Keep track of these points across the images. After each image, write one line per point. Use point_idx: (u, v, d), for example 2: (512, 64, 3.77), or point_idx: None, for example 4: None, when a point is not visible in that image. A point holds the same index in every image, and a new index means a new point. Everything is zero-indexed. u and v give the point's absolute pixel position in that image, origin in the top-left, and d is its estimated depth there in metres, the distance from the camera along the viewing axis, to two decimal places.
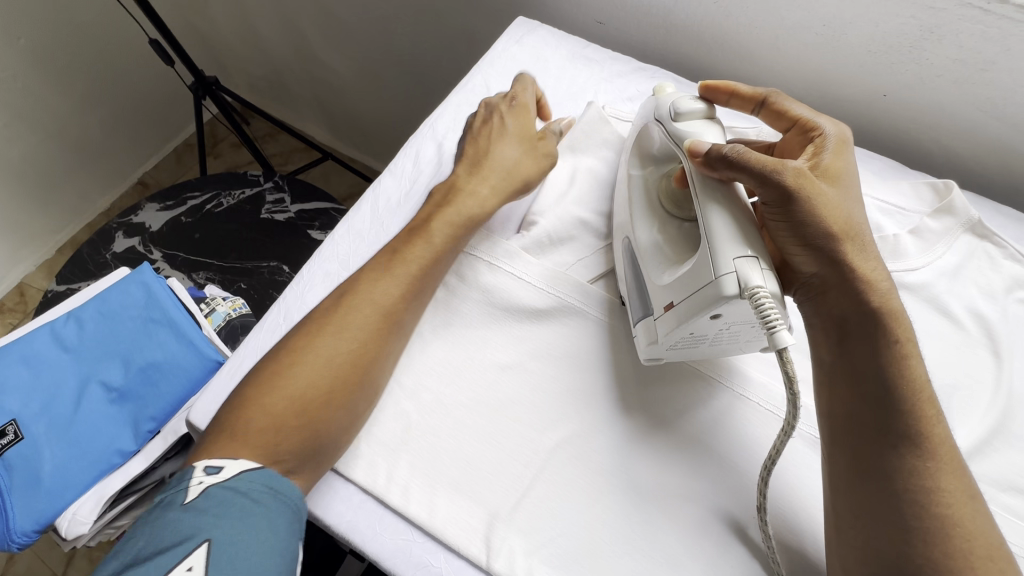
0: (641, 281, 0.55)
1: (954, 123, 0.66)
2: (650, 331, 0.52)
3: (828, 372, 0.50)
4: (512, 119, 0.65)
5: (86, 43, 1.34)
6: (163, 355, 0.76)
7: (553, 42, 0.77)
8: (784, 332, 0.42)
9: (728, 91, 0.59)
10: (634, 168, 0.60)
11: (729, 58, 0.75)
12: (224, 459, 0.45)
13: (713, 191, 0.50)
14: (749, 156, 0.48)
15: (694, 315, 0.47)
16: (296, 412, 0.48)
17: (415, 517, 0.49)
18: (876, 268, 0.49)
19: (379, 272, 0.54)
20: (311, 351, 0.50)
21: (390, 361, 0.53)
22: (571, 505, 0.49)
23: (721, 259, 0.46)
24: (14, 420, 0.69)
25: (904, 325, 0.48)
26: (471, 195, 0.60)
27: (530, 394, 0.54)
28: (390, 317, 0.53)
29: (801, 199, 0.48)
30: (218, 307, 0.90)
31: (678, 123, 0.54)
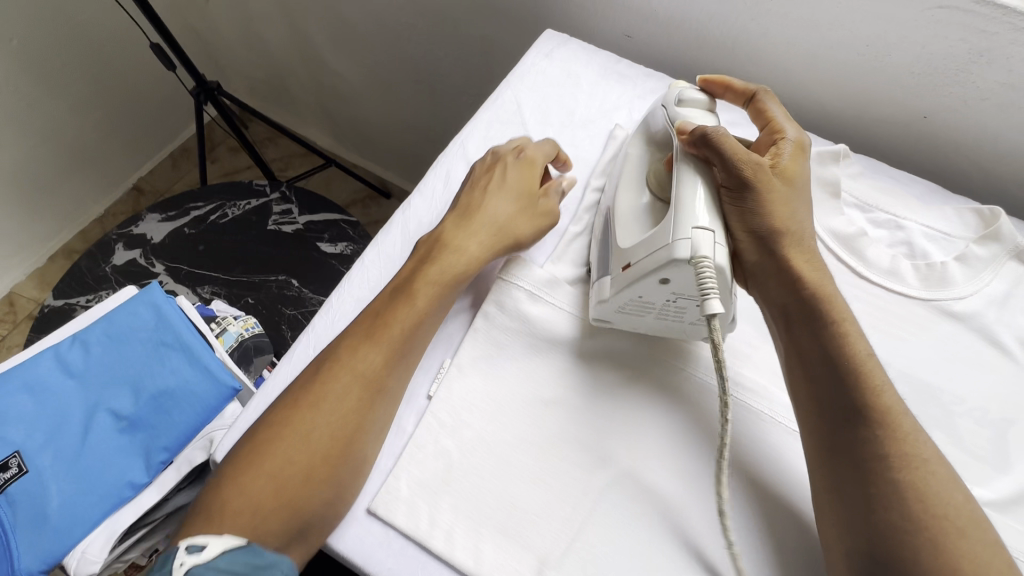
0: (608, 245, 0.55)
1: (996, 146, 0.65)
2: (603, 289, 0.52)
3: (786, 361, 0.49)
4: (514, 170, 0.61)
5: (80, 45, 1.29)
6: (177, 381, 0.72)
7: (583, 58, 0.75)
8: (715, 302, 0.43)
9: (722, 83, 0.59)
10: (636, 147, 0.60)
11: (763, 75, 0.73)
12: (207, 535, 0.42)
13: (693, 166, 0.50)
14: (726, 140, 0.49)
15: (643, 275, 0.47)
16: (279, 491, 0.45)
17: (460, 565, 0.47)
18: (810, 261, 0.50)
19: (361, 337, 0.51)
20: (290, 429, 0.47)
21: (374, 433, 0.49)
22: (624, 549, 0.47)
23: (681, 225, 0.46)
24: (17, 452, 0.65)
25: (842, 308, 0.48)
26: (457, 251, 0.56)
27: (577, 428, 0.52)
28: (372, 386, 0.49)
29: (756, 190, 0.50)
30: (229, 327, 0.87)
31: (680, 107, 0.55)
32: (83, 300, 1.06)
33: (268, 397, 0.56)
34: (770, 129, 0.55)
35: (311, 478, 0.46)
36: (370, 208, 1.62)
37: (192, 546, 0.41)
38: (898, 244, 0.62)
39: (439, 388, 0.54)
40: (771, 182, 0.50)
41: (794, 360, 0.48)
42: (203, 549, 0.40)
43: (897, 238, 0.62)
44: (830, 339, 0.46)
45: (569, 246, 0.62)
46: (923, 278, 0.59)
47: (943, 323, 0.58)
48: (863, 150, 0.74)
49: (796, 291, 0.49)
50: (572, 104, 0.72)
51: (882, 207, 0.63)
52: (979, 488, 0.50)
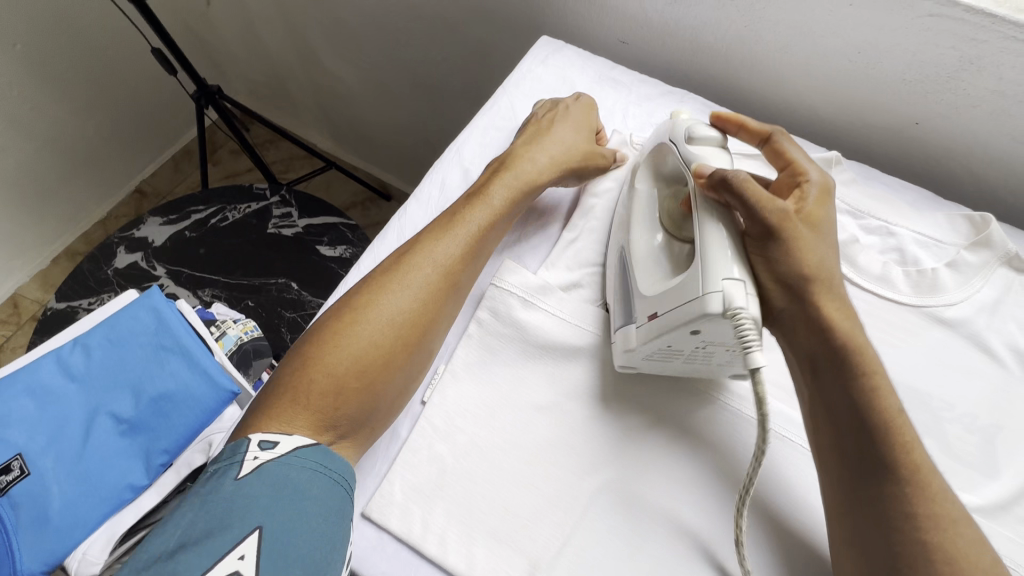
0: (628, 288, 0.55)
1: (988, 153, 0.65)
2: (629, 338, 0.52)
3: (812, 413, 0.48)
4: (574, 109, 0.67)
5: (82, 49, 1.31)
6: (177, 384, 0.73)
7: (578, 64, 0.76)
8: (757, 353, 0.43)
9: (736, 122, 0.58)
10: (643, 180, 0.60)
11: (756, 81, 0.74)
12: (279, 435, 0.44)
13: (712, 212, 0.50)
14: (748, 186, 0.47)
15: (674, 327, 0.47)
16: (359, 369, 0.49)
17: (452, 569, 0.47)
18: (839, 309, 0.48)
19: (439, 234, 0.56)
20: (375, 307, 0.51)
21: (445, 325, 0.55)
22: (615, 554, 0.47)
23: (711, 276, 0.45)
24: (20, 454, 0.66)
25: (872, 360, 0.46)
26: (529, 164, 0.62)
27: (569, 433, 0.53)
28: (447, 281, 0.54)
29: (783, 237, 0.48)
30: (229, 330, 0.88)
31: (691, 145, 0.54)
32: (85, 302, 1.07)
33: None
34: (791, 171, 0.54)
35: (389, 361, 0.50)
36: (370, 210, 1.63)
37: (265, 444, 0.44)
38: (890, 250, 0.62)
39: (433, 394, 0.55)
40: (796, 228, 0.49)
41: (822, 414, 0.47)
42: (275, 446, 0.44)
43: (888, 244, 0.63)
44: (854, 387, 0.45)
45: (564, 253, 0.62)
46: (914, 285, 0.60)
47: (934, 330, 0.58)
48: (856, 156, 0.75)
49: (827, 339, 0.47)
50: None
51: (874, 213, 0.64)
52: (967, 494, 0.50)
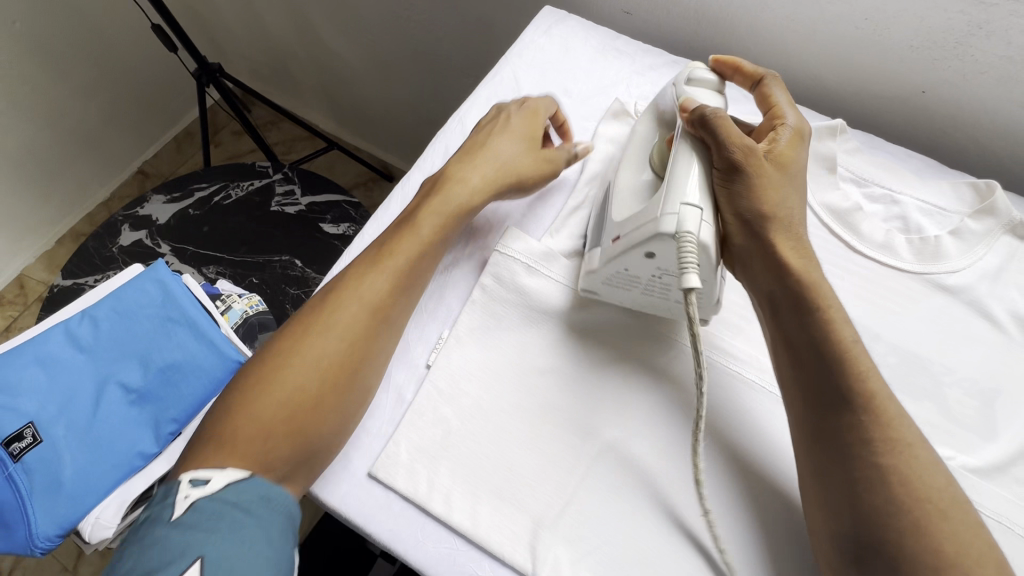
0: (602, 221, 0.56)
1: (995, 122, 0.65)
2: (592, 259, 0.54)
3: (771, 341, 0.49)
4: (517, 117, 0.64)
5: (81, 26, 1.29)
6: (183, 354, 0.74)
7: (582, 34, 0.75)
8: (693, 276, 0.44)
9: (732, 65, 0.59)
10: (643, 126, 0.60)
11: (762, 51, 0.73)
12: (209, 472, 0.45)
13: (690, 145, 0.52)
14: (721, 121, 0.50)
15: (630, 247, 0.49)
16: (287, 413, 0.48)
17: (457, 526, 0.48)
18: (797, 250, 0.49)
19: (367, 268, 0.54)
20: (298, 353, 0.50)
21: (380, 359, 0.52)
22: (617, 512, 0.48)
23: (671, 199, 0.47)
24: (32, 422, 0.67)
25: (828, 296, 0.47)
26: (459, 187, 0.59)
27: (572, 395, 0.53)
28: (375, 314, 0.53)
29: (747, 173, 0.50)
30: (234, 304, 0.89)
31: (687, 85, 0.56)
32: (92, 279, 1.08)
33: None
34: (771, 115, 0.55)
35: (317, 403, 0.49)
36: (372, 190, 1.63)
37: (196, 483, 0.44)
38: (893, 219, 0.62)
39: (438, 357, 0.55)
40: (762, 166, 0.50)
41: (779, 343, 0.48)
42: (205, 484, 0.44)
43: (892, 213, 0.62)
44: (811, 320, 0.46)
45: (567, 220, 0.63)
46: (917, 252, 0.60)
47: (936, 297, 0.58)
48: (862, 127, 0.74)
49: (784, 277, 0.48)
50: (570, 80, 0.72)
51: (878, 182, 0.64)
52: (964, 455, 0.51)
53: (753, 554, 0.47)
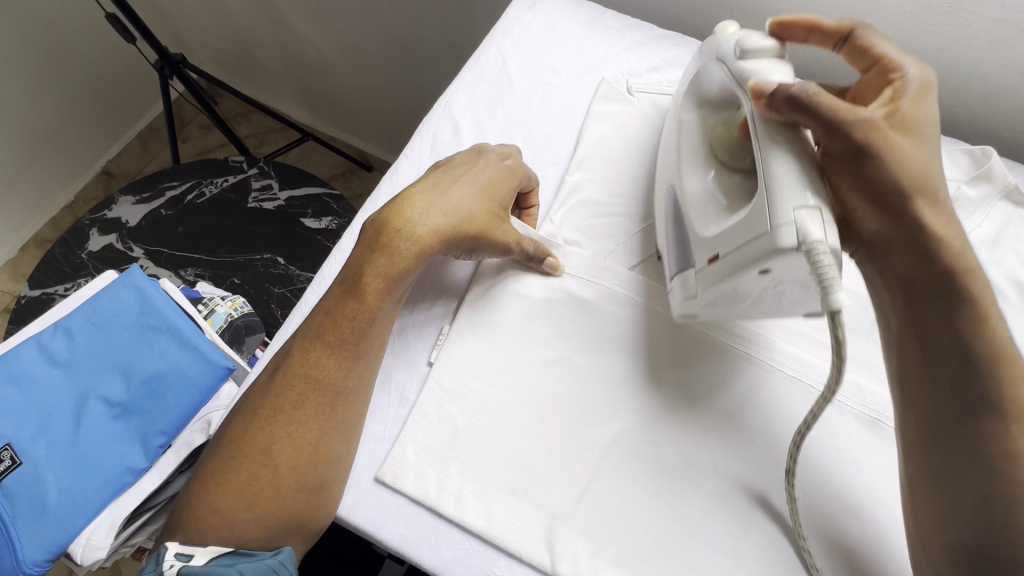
0: (683, 229, 0.53)
1: (986, 87, 0.65)
2: (687, 283, 0.51)
3: (896, 343, 0.44)
4: (489, 170, 0.56)
5: (29, 19, 1.21)
6: (168, 364, 0.70)
7: (568, 10, 0.72)
8: (839, 293, 0.39)
9: (805, 24, 0.49)
10: (688, 113, 0.57)
11: (753, 23, 0.71)
12: (193, 546, 0.44)
13: (777, 135, 0.44)
14: (819, 100, 0.42)
15: (741, 270, 0.44)
16: (250, 503, 0.45)
17: (472, 526, 0.47)
18: (944, 219, 0.43)
19: (313, 341, 0.49)
20: (252, 443, 0.47)
21: (343, 434, 0.48)
22: (632, 499, 0.48)
23: (779, 207, 0.41)
24: (10, 444, 0.63)
25: (974, 267, 0.43)
26: (407, 239, 0.51)
27: (582, 385, 0.52)
28: (328, 390, 0.48)
29: (875, 150, 0.42)
30: (217, 308, 0.84)
31: (744, 61, 0.49)
32: (61, 289, 1.02)
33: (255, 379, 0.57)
34: (880, 69, 0.47)
35: (280, 488, 0.46)
36: (352, 181, 1.58)
37: (179, 557, 0.44)
38: None
39: (440, 354, 0.54)
40: (885, 137, 0.42)
41: (911, 342, 0.43)
42: (190, 557, 0.44)
43: None
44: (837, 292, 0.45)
45: (564, 205, 0.61)
46: None
47: None
48: None
49: (929, 261, 0.42)
50: (559, 59, 0.69)
51: None
52: None
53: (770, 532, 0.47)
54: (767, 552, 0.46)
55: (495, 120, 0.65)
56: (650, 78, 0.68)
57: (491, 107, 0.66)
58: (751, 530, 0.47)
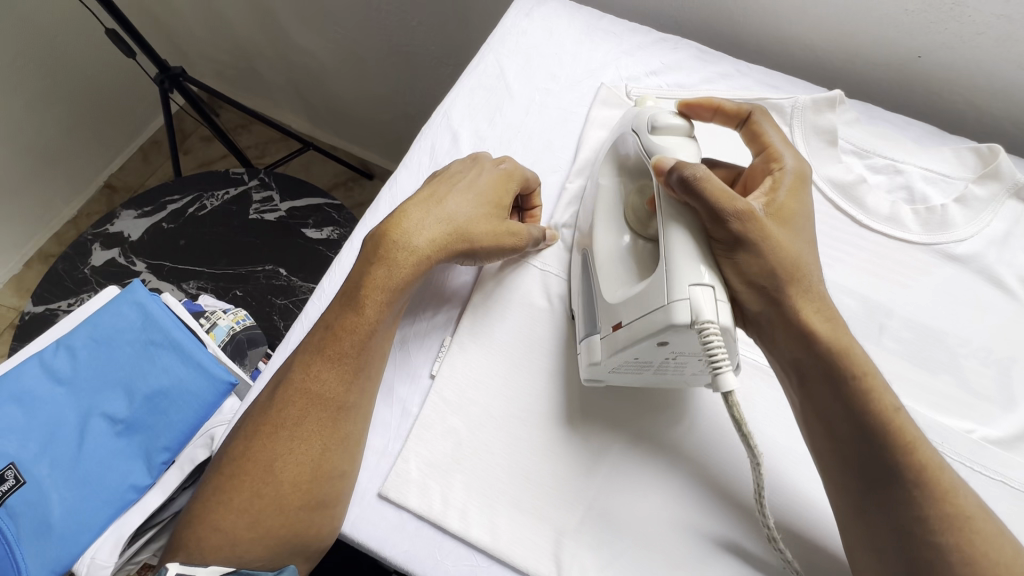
0: (591, 291, 0.51)
1: (992, 84, 0.64)
2: (592, 350, 0.48)
3: (802, 413, 0.46)
4: (486, 176, 0.55)
5: (30, 36, 1.21)
6: (171, 380, 0.70)
7: (565, 16, 0.72)
8: (728, 374, 0.40)
9: (711, 106, 0.54)
10: (606, 176, 0.56)
11: (753, 24, 0.70)
12: (194, 566, 0.43)
13: (675, 212, 0.45)
14: (710, 184, 0.43)
15: (639, 339, 0.43)
16: (252, 523, 0.44)
17: (477, 541, 0.46)
18: (820, 313, 0.45)
19: (313, 355, 0.48)
20: (254, 461, 0.46)
21: (346, 450, 0.47)
22: (640, 510, 0.47)
23: (676, 283, 0.41)
24: (13, 463, 0.63)
25: (861, 358, 0.44)
26: (405, 251, 0.50)
27: (587, 396, 0.51)
28: (328, 404, 0.47)
29: (756, 238, 0.44)
30: (220, 321, 0.84)
31: (654, 136, 0.49)
32: (65, 304, 1.03)
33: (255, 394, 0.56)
34: (766, 157, 0.51)
35: (282, 507, 0.45)
36: (353, 189, 1.58)
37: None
38: (898, 189, 0.61)
39: (441, 366, 0.53)
40: (763, 226, 0.44)
41: (817, 423, 0.44)
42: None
43: (896, 183, 0.61)
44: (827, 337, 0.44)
45: (563, 211, 0.60)
46: (921, 223, 0.58)
47: (946, 267, 0.57)
48: (857, 97, 0.72)
49: (809, 346, 0.44)
50: (556, 65, 0.69)
51: (878, 151, 0.62)
52: (983, 427, 0.50)
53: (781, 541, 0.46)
54: (782, 564, 0.45)
55: (494, 128, 0.64)
56: (649, 82, 0.67)
57: (489, 116, 0.65)
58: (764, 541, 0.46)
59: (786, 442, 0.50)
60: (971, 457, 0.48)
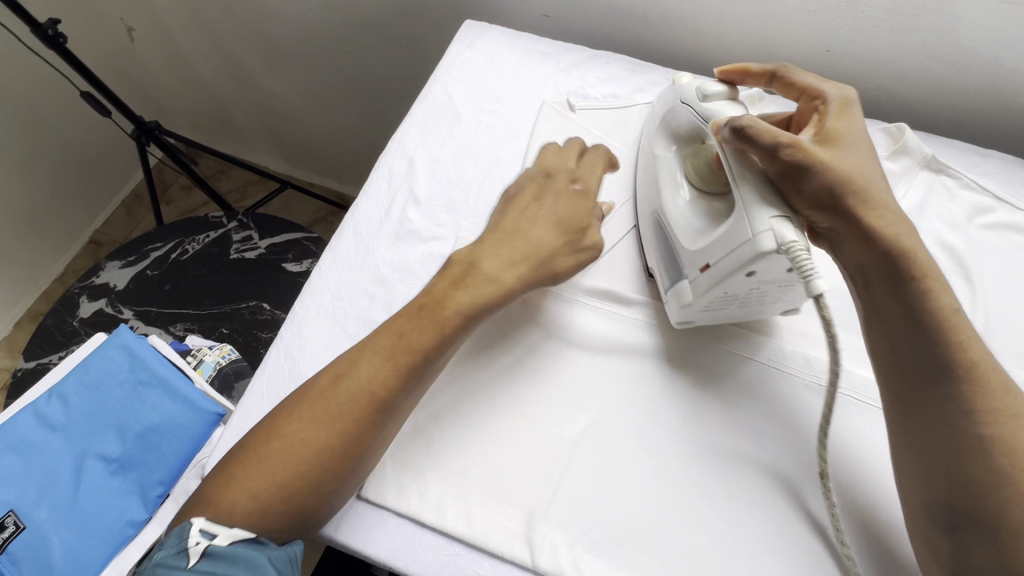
0: (669, 250, 0.57)
1: (896, 69, 0.70)
2: (682, 294, 0.55)
3: (866, 317, 0.48)
4: (566, 198, 0.59)
5: (10, 105, 1.26)
6: (160, 417, 0.73)
7: (505, 42, 0.78)
8: (818, 280, 0.44)
9: (740, 71, 0.59)
10: (659, 146, 0.62)
11: (678, 35, 0.76)
12: (219, 525, 0.44)
13: (737, 161, 0.51)
14: (760, 130, 0.49)
15: (729, 272, 0.49)
16: (286, 495, 0.46)
17: (453, 532, 0.50)
18: (891, 219, 0.47)
19: (382, 355, 0.50)
20: (297, 437, 0.47)
21: (377, 448, 0.49)
22: (604, 488, 0.51)
23: (756, 216, 0.47)
24: (13, 511, 0.66)
25: (930, 264, 0.46)
26: (484, 280, 0.54)
27: (545, 388, 0.56)
28: (376, 401, 0.48)
29: (813, 166, 0.48)
30: (206, 357, 0.88)
31: (706, 103, 0.56)
32: (56, 357, 1.06)
33: (247, 412, 0.55)
34: (808, 97, 0.55)
35: (315, 484, 0.46)
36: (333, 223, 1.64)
37: (204, 534, 0.43)
38: None
39: None
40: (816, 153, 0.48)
41: (875, 321, 0.47)
42: (214, 536, 0.43)
43: None
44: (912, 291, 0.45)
45: None
46: None
47: None
48: None
49: (877, 252, 0.47)
50: (500, 88, 0.74)
51: None
52: None
53: (732, 502, 0.51)
54: (730, 523, 0.50)
55: (446, 150, 0.69)
56: (588, 94, 0.73)
57: (442, 139, 0.70)
58: (719, 505, 0.51)
59: (733, 410, 0.55)
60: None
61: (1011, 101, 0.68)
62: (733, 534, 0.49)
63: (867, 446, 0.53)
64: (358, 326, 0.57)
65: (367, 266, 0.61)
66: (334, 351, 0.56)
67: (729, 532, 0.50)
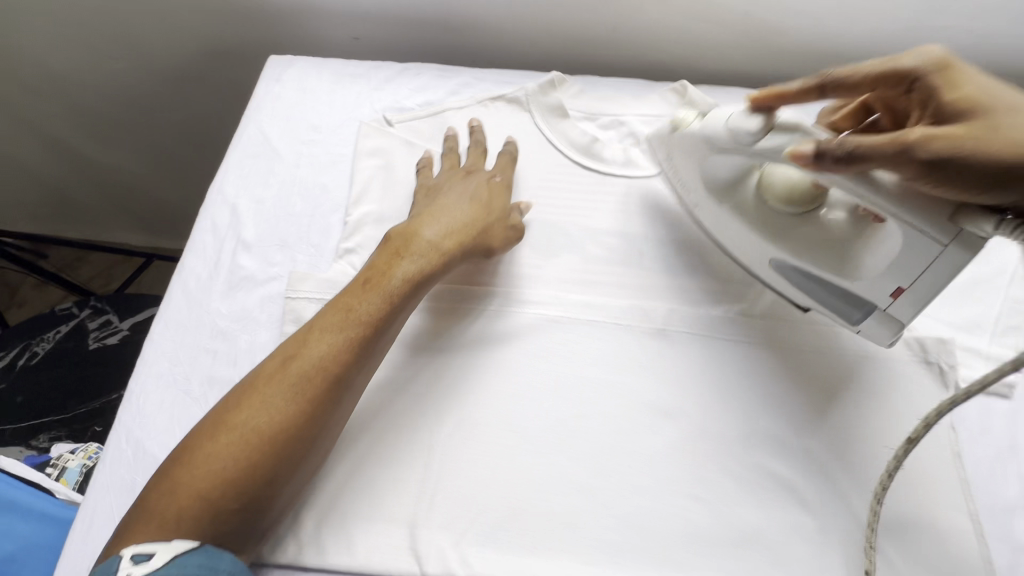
0: (829, 292, 0.53)
1: (674, 31, 0.75)
2: (884, 323, 0.50)
3: None
4: (475, 187, 0.61)
5: None
6: (16, 544, 0.61)
7: (314, 69, 0.73)
8: None
9: (777, 95, 0.50)
10: (720, 204, 0.57)
11: (480, 35, 0.79)
12: (153, 544, 0.41)
13: (854, 185, 0.44)
14: (863, 146, 0.42)
15: (939, 283, 0.45)
16: (238, 490, 0.44)
17: (341, 565, 0.48)
18: None
19: (326, 326, 0.50)
20: (245, 426, 0.45)
21: (337, 424, 0.49)
22: (471, 476, 0.50)
23: (937, 228, 0.42)
24: None
25: None
26: (422, 248, 0.55)
27: (403, 399, 0.54)
28: (331, 375, 0.48)
29: (954, 155, 0.41)
30: (68, 464, 0.75)
31: (762, 143, 0.49)
32: None
33: (95, 505, 0.50)
34: (886, 83, 0.50)
35: (270, 475, 0.45)
36: None
37: (138, 557, 0.40)
38: (626, 137, 0.68)
39: None
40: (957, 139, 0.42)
41: None
42: (149, 557, 0.40)
43: (623, 132, 0.68)
44: None
45: (350, 241, 0.60)
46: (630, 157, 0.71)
47: None
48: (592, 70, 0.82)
49: None
50: (317, 116, 0.69)
51: (605, 112, 0.69)
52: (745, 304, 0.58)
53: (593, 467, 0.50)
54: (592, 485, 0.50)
55: (270, 189, 0.64)
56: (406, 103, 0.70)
57: (263, 180, 0.65)
58: (583, 465, 0.50)
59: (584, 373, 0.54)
60: (725, 337, 0.56)
61: (778, 37, 0.73)
62: (603, 488, 0.50)
63: (717, 393, 0.54)
64: (204, 387, 0.54)
65: (205, 323, 0.57)
66: (180, 421, 0.53)
67: (606, 494, 0.49)
